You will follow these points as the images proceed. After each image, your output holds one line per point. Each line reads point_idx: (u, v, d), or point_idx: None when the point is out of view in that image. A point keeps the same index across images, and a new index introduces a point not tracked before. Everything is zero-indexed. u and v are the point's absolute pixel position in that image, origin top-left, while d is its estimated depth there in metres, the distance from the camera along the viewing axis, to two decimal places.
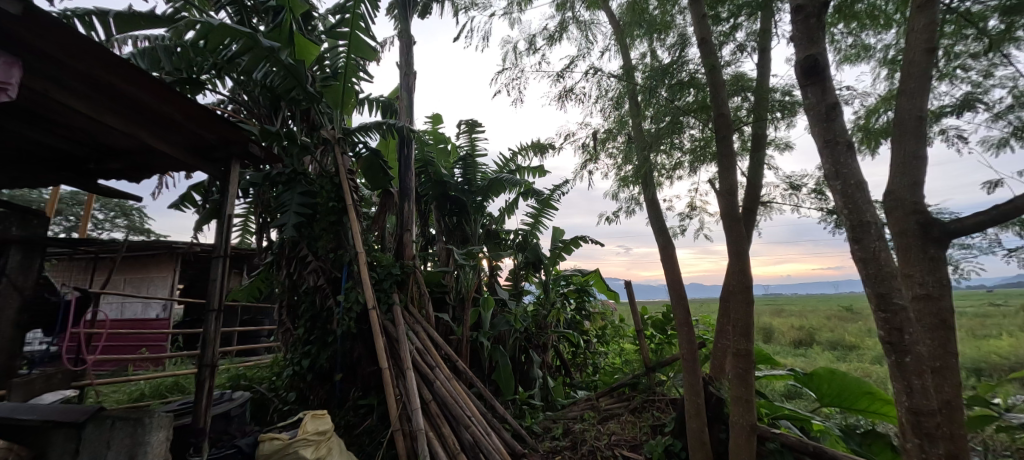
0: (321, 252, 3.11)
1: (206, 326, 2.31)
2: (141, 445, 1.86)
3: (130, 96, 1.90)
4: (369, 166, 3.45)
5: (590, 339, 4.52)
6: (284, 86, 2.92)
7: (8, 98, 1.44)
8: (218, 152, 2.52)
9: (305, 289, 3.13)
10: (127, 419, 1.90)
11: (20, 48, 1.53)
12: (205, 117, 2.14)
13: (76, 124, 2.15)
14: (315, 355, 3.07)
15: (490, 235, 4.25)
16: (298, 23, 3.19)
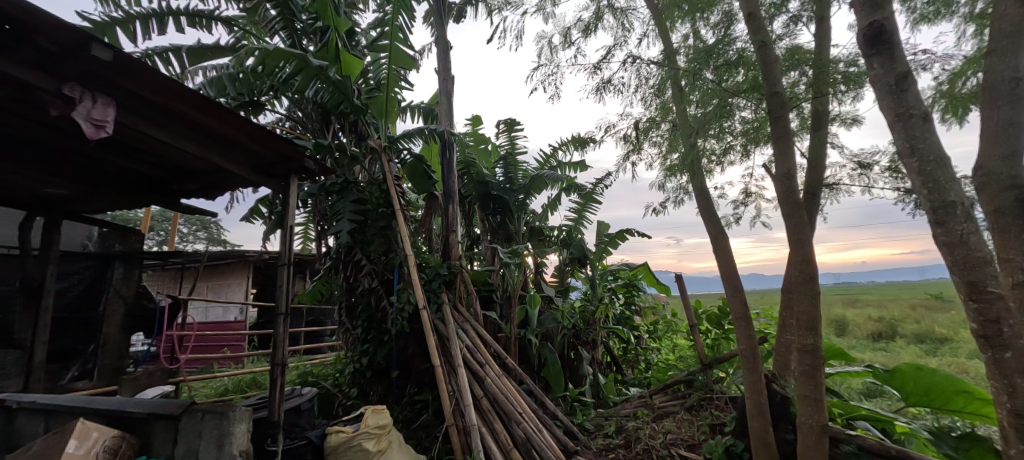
0: (374, 256, 3.27)
1: (275, 328, 2.52)
2: (226, 436, 2.07)
3: (201, 123, 2.09)
4: (414, 172, 3.58)
5: (641, 335, 4.42)
6: (333, 100, 3.10)
7: (107, 135, 1.66)
8: (277, 170, 2.70)
9: (361, 291, 3.31)
10: (213, 412, 2.11)
11: (113, 88, 1.75)
12: (265, 136, 2.30)
13: (158, 151, 2.40)
14: (372, 353, 3.25)
15: (534, 232, 4.25)
16: (343, 41, 3.38)
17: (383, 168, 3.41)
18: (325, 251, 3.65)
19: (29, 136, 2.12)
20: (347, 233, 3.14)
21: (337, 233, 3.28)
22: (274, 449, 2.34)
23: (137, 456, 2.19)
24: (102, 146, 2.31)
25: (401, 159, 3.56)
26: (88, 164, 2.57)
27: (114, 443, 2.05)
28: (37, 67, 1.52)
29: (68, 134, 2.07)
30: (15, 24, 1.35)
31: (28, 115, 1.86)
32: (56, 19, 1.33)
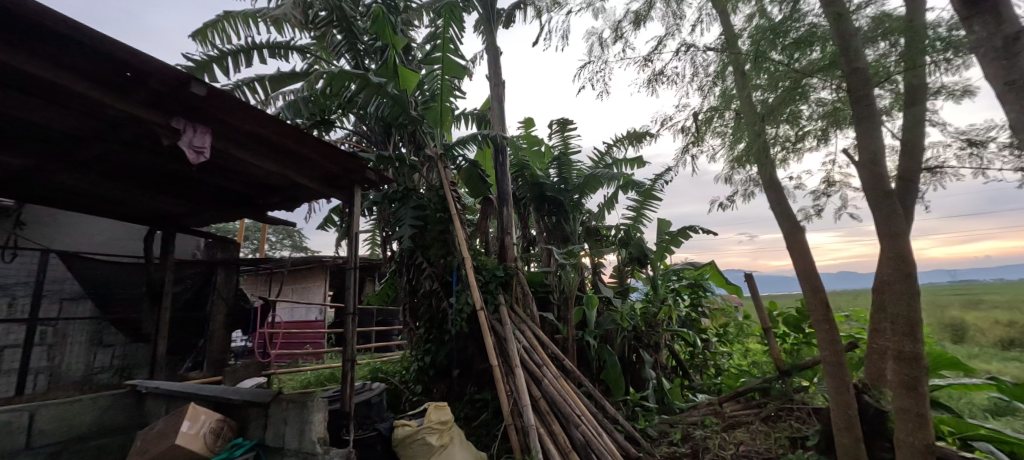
0: (434, 259, 3.42)
1: (345, 327, 2.73)
2: (306, 424, 2.26)
3: (278, 144, 2.33)
4: (470, 177, 3.69)
5: (710, 339, 4.17)
6: (392, 114, 3.31)
7: (204, 160, 1.91)
8: (344, 182, 2.91)
9: (424, 292, 3.47)
10: (295, 401, 2.32)
11: (207, 119, 2.01)
12: (331, 152, 2.50)
13: (244, 171, 2.70)
14: (435, 352, 3.39)
15: (590, 233, 4.18)
16: (400, 57, 3.58)
17: (440, 175, 3.58)
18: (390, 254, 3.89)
19: (147, 164, 2.50)
20: (408, 238, 3.32)
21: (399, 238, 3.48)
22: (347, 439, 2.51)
23: (235, 438, 2.50)
24: (204, 168, 2.66)
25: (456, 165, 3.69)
26: (192, 186, 2.97)
27: (218, 425, 2.34)
28: (147, 104, 1.79)
29: (176, 160, 2.41)
30: (128, 69, 1.61)
31: (144, 146, 2.19)
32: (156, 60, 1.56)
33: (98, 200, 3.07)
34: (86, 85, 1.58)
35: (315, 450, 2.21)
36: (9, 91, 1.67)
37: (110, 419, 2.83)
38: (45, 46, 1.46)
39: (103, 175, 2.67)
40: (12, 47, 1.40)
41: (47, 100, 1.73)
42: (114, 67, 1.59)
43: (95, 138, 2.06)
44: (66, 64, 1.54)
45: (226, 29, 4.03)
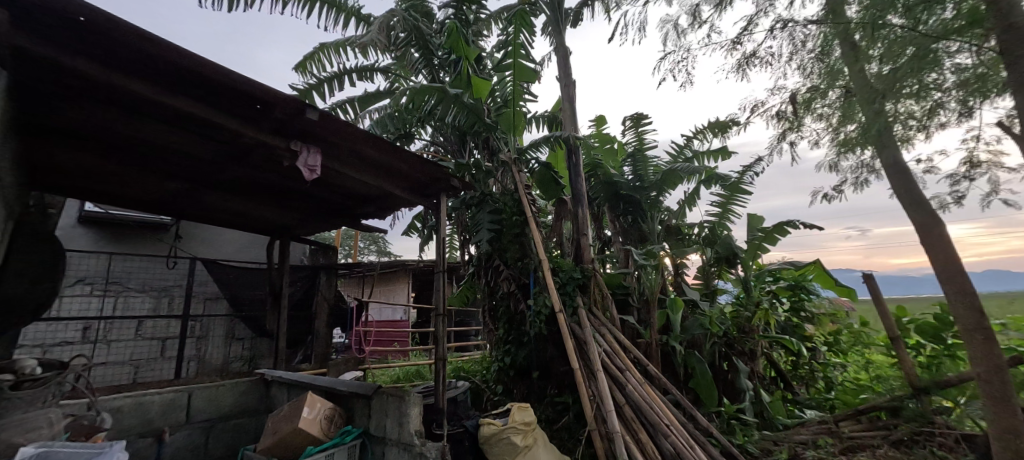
0: (511, 262, 3.46)
1: (435, 326, 2.85)
2: (404, 417, 2.37)
3: (369, 155, 2.36)
4: (543, 179, 3.69)
5: (817, 347, 3.75)
6: (467, 123, 3.42)
7: (314, 178, 2.06)
8: (431, 191, 2.88)
9: (502, 294, 3.53)
10: (394, 394, 2.45)
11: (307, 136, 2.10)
12: (416, 159, 2.47)
13: (345, 188, 2.84)
14: (514, 353, 3.44)
15: (671, 232, 3.97)
16: (472, 67, 3.70)
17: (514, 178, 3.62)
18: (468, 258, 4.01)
19: (265, 183, 2.77)
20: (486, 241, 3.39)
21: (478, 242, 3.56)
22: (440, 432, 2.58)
23: (345, 425, 2.67)
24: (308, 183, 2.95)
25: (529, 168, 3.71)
26: (303, 205, 3.22)
27: (330, 414, 2.55)
28: (257, 125, 1.94)
29: (291, 178, 2.62)
30: (236, 93, 1.74)
31: (262, 166, 2.41)
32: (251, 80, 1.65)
33: (229, 217, 3.44)
34: (206, 110, 1.76)
35: (413, 442, 2.29)
36: (157, 123, 1.95)
37: (244, 403, 3.17)
38: (175, 80, 1.65)
39: (233, 196, 2.98)
40: (147, 81, 1.62)
41: (183, 129, 1.98)
42: (224, 92, 1.73)
43: (223, 161, 2.31)
44: (195, 96, 1.74)
45: (322, 59, 4.49)
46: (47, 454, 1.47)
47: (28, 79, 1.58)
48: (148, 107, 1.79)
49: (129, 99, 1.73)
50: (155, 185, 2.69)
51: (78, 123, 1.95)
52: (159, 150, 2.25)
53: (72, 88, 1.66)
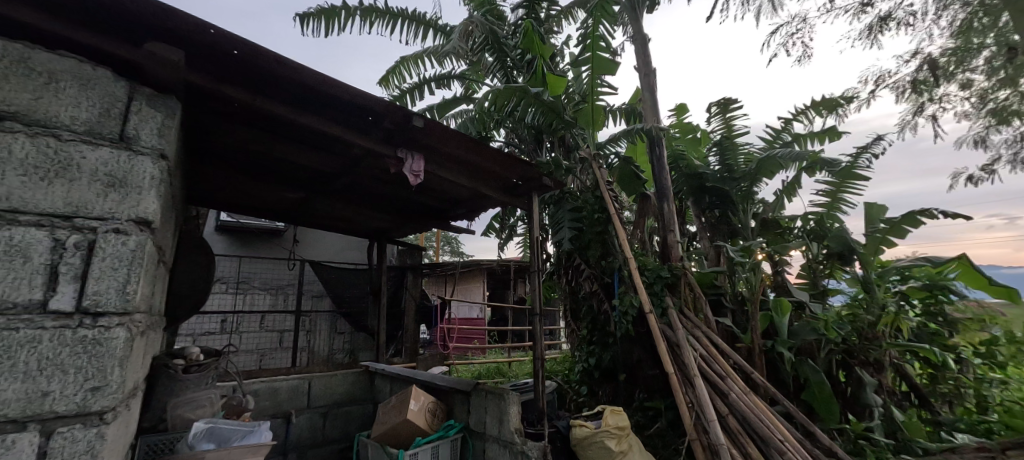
0: (593, 261, 3.41)
1: (534, 325, 2.84)
2: (505, 414, 2.40)
3: (471, 160, 2.40)
4: (623, 174, 3.60)
5: (963, 358, 3.25)
6: (547, 121, 3.39)
7: (417, 181, 2.12)
8: (522, 190, 2.86)
9: (584, 294, 3.49)
10: (493, 391, 2.50)
11: (416, 145, 2.18)
12: (512, 160, 2.48)
13: (442, 193, 2.90)
14: (600, 354, 3.37)
15: (767, 226, 3.67)
16: (547, 65, 3.67)
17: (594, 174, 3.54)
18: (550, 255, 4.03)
19: (372, 192, 2.90)
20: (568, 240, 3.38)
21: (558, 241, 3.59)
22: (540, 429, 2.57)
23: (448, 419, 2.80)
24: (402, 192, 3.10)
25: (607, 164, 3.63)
26: (405, 210, 3.32)
27: (432, 408, 2.67)
28: (370, 136, 2.02)
29: (395, 185, 2.72)
30: (355, 107, 1.82)
31: (370, 176, 2.53)
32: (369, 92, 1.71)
33: (335, 222, 3.67)
34: (330, 125, 1.86)
35: (514, 439, 2.32)
36: (286, 142, 2.11)
37: (353, 392, 3.40)
38: (306, 100, 1.77)
39: (347, 205, 3.14)
40: (288, 105, 1.74)
41: (307, 146, 2.13)
42: (344, 106, 1.82)
43: (339, 174, 2.46)
44: (323, 114, 1.85)
45: (401, 72, 4.93)
46: (212, 429, 1.79)
47: (189, 113, 1.76)
48: (280, 128, 1.93)
49: (271, 123, 1.88)
50: (279, 198, 2.94)
51: (222, 150, 2.16)
52: (286, 167, 2.44)
53: (226, 118, 1.83)
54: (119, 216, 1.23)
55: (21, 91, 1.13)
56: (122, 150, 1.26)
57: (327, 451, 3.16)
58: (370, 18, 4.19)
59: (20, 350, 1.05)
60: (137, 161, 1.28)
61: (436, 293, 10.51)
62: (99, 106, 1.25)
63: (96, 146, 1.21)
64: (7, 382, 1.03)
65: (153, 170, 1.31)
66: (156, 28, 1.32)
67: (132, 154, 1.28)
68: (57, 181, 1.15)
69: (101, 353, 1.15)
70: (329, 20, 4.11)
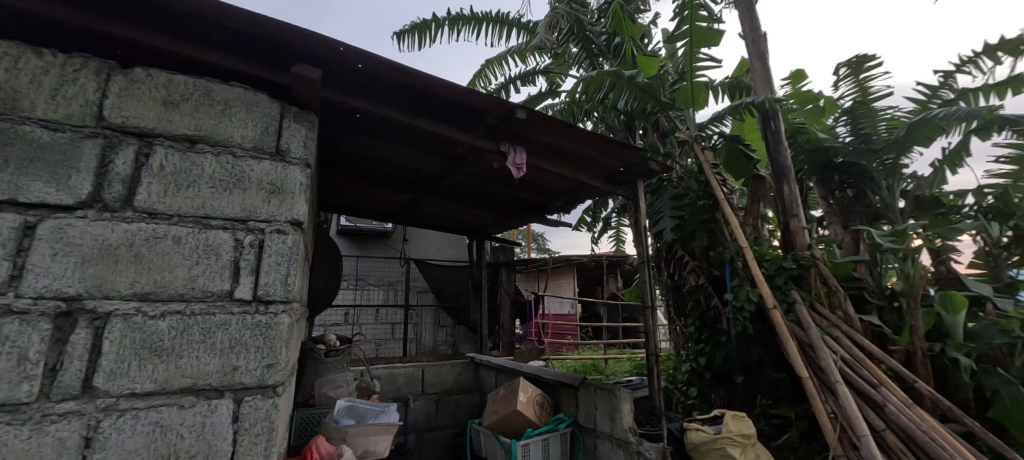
0: (698, 251, 3.26)
1: (645, 320, 2.69)
2: (617, 412, 2.33)
3: (572, 149, 2.39)
4: (730, 154, 3.36)
5: None
6: (642, 106, 3.27)
7: (520, 174, 2.17)
8: (625, 177, 2.80)
9: (688, 288, 3.40)
10: (603, 387, 2.44)
11: (519, 139, 2.23)
12: (614, 146, 2.41)
13: (540, 185, 2.93)
14: (711, 353, 3.18)
15: (923, 206, 3.07)
16: (638, 46, 3.52)
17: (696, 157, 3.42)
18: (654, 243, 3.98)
19: (474, 190, 3.03)
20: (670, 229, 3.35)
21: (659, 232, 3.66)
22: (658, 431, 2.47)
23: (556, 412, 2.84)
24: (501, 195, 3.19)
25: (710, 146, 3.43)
26: (503, 207, 3.44)
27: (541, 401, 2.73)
28: (473, 133, 2.11)
29: (496, 180, 2.82)
30: (459, 105, 1.91)
31: (472, 173, 2.65)
32: (473, 90, 1.78)
33: (438, 221, 3.92)
34: (438, 126, 1.98)
35: (629, 438, 2.24)
36: (401, 147, 2.30)
37: (460, 381, 3.60)
38: (420, 105, 1.90)
39: (450, 205, 3.32)
40: (404, 110, 1.88)
41: (418, 149, 2.29)
42: (450, 106, 1.92)
43: (445, 174, 2.61)
44: (434, 116, 1.97)
45: (487, 74, 5.09)
46: (353, 406, 2.00)
47: (322, 126, 2.00)
48: (395, 133, 2.11)
49: (390, 130, 2.06)
50: (392, 200, 3.22)
51: (349, 159, 2.43)
52: (399, 171, 2.66)
53: (353, 129, 2.05)
54: (279, 218, 1.43)
55: (209, 120, 1.39)
56: (278, 162, 1.47)
57: (440, 435, 3.40)
58: (457, 25, 4.39)
59: (218, 331, 1.27)
60: (289, 171, 1.48)
61: (526, 289, 10.74)
62: (260, 126, 1.47)
63: (260, 161, 1.43)
64: (211, 357, 1.25)
65: (302, 178, 1.50)
66: (298, 52, 1.51)
67: (286, 165, 1.48)
68: (235, 191, 1.38)
69: (272, 336, 1.34)
70: (422, 34, 4.39)
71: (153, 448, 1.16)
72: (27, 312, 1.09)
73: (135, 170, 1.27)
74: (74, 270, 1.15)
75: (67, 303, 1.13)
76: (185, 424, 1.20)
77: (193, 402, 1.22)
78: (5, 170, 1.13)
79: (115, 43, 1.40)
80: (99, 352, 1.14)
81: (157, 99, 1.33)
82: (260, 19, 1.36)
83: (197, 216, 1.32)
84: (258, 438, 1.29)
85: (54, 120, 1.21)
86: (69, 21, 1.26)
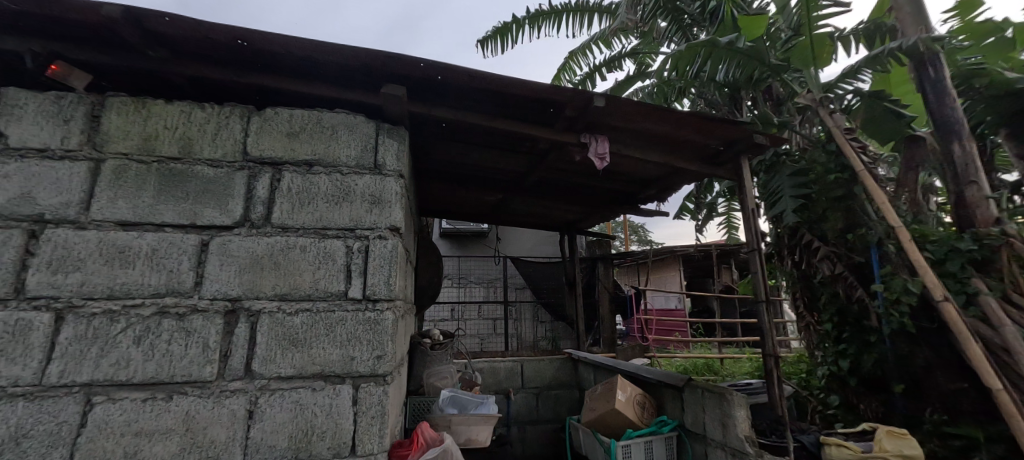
0: (831, 235, 2.99)
1: (760, 316, 2.38)
2: (730, 418, 2.08)
3: (661, 132, 2.23)
4: (871, 115, 3.01)
5: None
6: (747, 73, 3.09)
7: (603, 165, 2.12)
8: (726, 156, 2.53)
9: (822, 280, 3.06)
10: (713, 390, 2.21)
11: (602, 128, 2.16)
12: (710, 123, 2.18)
13: (629, 175, 2.80)
14: (856, 357, 2.85)
15: None
16: (739, 7, 3.20)
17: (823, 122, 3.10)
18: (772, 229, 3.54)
19: (561, 185, 3.03)
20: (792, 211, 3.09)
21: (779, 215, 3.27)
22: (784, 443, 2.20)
23: (658, 415, 2.69)
24: (590, 189, 3.13)
25: (846, 107, 3.09)
26: (592, 200, 3.37)
27: (642, 401, 2.62)
28: (552, 127, 2.10)
29: (583, 174, 2.78)
30: (537, 102, 1.93)
31: (557, 168, 2.65)
32: (546, 84, 1.78)
33: (529, 219, 4.00)
34: (517, 125, 2.02)
35: (745, 449, 1.98)
36: (486, 150, 2.40)
37: (559, 377, 3.62)
38: (499, 107, 1.96)
39: (540, 202, 3.37)
40: (484, 114, 1.96)
41: (501, 150, 2.37)
42: (527, 104, 1.94)
43: (529, 172, 2.65)
44: (514, 116, 2.01)
45: (572, 67, 5.03)
46: (454, 396, 2.15)
47: (413, 138, 2.19)
48: (479, 136, 2.20)
49: (474, 134, 2.17)
50: (484, 201, 3.38)
51: (442, 166, 2.62)
52: (488, 173, 2.78)
53: (442, 137, 2.20)
54: (380, 225, 1.60)
55: (322, 145, 1.62)
56: (377, 175, 1.65)
57: (542, 429, 3.48)
58: (537, 23, 4.42)
59: (338, 326, 1.48)
60: (386, 182, 1.65)
61: (627, 284, 10.37)
62: (360, 145, 1.66)
63: (362, 175, 1.63)
64: (334, 348, 1.46)
65: (397, 188, 1.66)
66: (386, 74, 1.67)
67: (383, 177, 1.65)
68: (344, 204, 1.59)
69: (380, 330, 1.51)
70: (504, 37, 4.51)
71: (295, 422, 1.39)
72: (207, 309, 1.40)
73: (271, 193, 1.54)
74: (235, 276, 1.44)
75: (232, 302, 1.43)
76: (318, 404, 1.42)
77: (322, 386, 1.43)
78: (187, 202, 1.47)
79: (253, 90, 1.72)
80: (254, 342, 1.41)
81: (283, 133, 1.60)
82: (353, 50, 1.54)
83: (317, 228, 1.55)
84: (374, 420, 1.46)
85: (215, 158, 1.53)
86: (221, 78, 1.59)
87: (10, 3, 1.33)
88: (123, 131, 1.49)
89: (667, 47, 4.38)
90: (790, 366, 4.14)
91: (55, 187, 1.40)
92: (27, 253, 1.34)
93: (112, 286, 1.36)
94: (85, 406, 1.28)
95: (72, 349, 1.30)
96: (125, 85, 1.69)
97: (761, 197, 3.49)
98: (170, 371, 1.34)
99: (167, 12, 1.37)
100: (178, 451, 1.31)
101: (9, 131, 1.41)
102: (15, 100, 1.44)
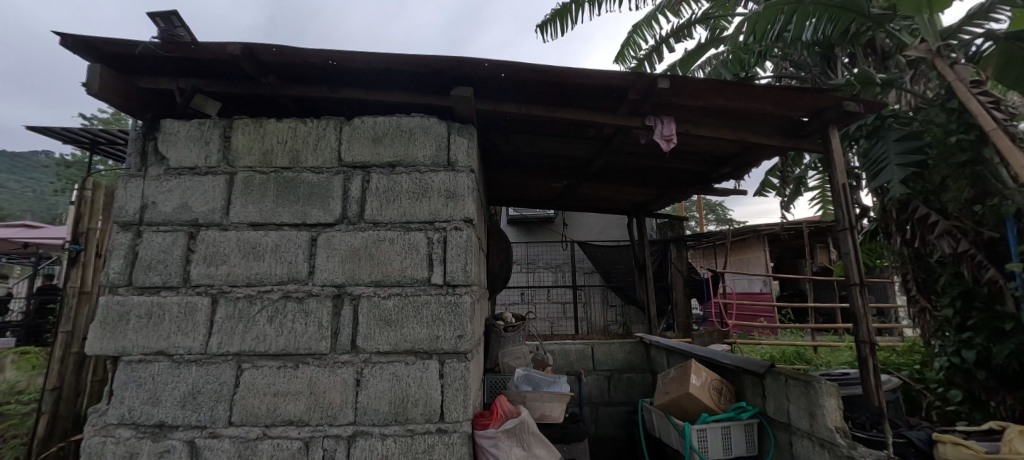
0: (953, 207, 2.61)
1: (853, 301, 2.21)
2: (816, 407, 1.95)
3: (734, 109, 2.12)
4: (1011, 59, 2.61)
5: None
6: (842, 26, 2.84)
7: (668, 145, 2.08)
8: (812, 127, 2.33)
9: (940, 259, 2.74)
10: (798, 378, 2.07)
11: (669, 107, 2.12)
12: (791, 95, 2.03)
13: (700, 153, 2.70)
14: (985, 347, 2.54)
15: None
16: None
17: (941, 77, 2.73)
18: (873, 203, 3.19)
19: (628, 167, 2.99)
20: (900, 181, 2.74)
21: (883, 186, 2.93)
22: (881, 436, 2.03)
23: (737, 401, 2.61)
24: (659, 170, 3.06)
25: (974, 55, 2.78)
26: (662, 182, 3.29)
27: (718, 387, 2.56)
28: (615, 112, 2.11)
29: (650, 155, 2.74)
30: (599, 90, 1.95)
31: (623, 151, 2.64)
32: (607, 71, 1.79)
33: (596, 204, 4.01)
34: (580, 112, 2.06)
35: (834, 438, 1.84)
36: (550, 139, 2.47)
37: (631, 360, 3.64)
38: (560, 99, 2.01)
39: (606, 186, 3.37)
40: (546, 105, 2.02)
41: (566, 137, 2.41)
42: (588, 92, 1.97)
43: (594, 157, 2.67)
44: (577, 105, 2.06)
45: (636, 42, 4.86)
46: (528, 375, 2.32)
47: (481, 133, 2.32)
48: (544, 127, 2.27)
49: (539, 125, 2.24)
50: (550, 188, 3.44)
51: (508, 157, 2.74)
52: (554, 161, 2.85)
53: (508, 129, 2.31)
54: (456, 217, 1.76)
55: (402, 148, 1.81)
56: (450, 171, 1.80)
57: (615, 411, 3.54)
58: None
59: (424, 309, 1.67)
60: (458, 177, 1.79)
61: (704, 266, 9.83)
62: (435, 144, 1.82)
63: (438, 173, 1.79)
64: (422, 328, 1.66)
65: (468, 182, 1.79)
66: (454, 77, 1.80)
67: (456, 173, 1.79)
68: (424, 200, 1.77)
69: (460, 312, 1.67)
70: (563, 19, 4.47)
71: (394, 390, 1.61)
72: (319, 293, 1.66)
73: (363, 193, 1.77)
74: (339, 265, 1.69)
75: (338, 288, 1.68)
76: (411, 376, 1.62)
77: (414, 361, 1.64)
78: (299, 204, 1.74)
79: (344, 103, 1.96)
80: (357, 322, 1.65)
81: (368, 138, 1.81)
82: (425, 59, 1.68)
83: (403, 222, 1.75)
84: (459, 392, 1.63)
85: (317, 166, 1.79)
86: (318, 95, 1.83)
87: (163, 52, 1.65)
88: (248, 148, 1.80)
89: (743, 7, 4.04)
90: (899, 356, 3.72)
91: (204, 197, 1.74)
92: (189, 250, 1.70)
93: (249, 275, 1.68)
94: (237, 371, 1.61)
95: (225, 325, 1.63)
96: (246, 108, 2.04)
97: (861, 167, 3.15)
98: (295, 344, 1.62)
99: (276, 43, 1.62)
100: (306, 409, 1.59)
101: (170, 154, 1.78)
102: (171, 128, 1.80)
